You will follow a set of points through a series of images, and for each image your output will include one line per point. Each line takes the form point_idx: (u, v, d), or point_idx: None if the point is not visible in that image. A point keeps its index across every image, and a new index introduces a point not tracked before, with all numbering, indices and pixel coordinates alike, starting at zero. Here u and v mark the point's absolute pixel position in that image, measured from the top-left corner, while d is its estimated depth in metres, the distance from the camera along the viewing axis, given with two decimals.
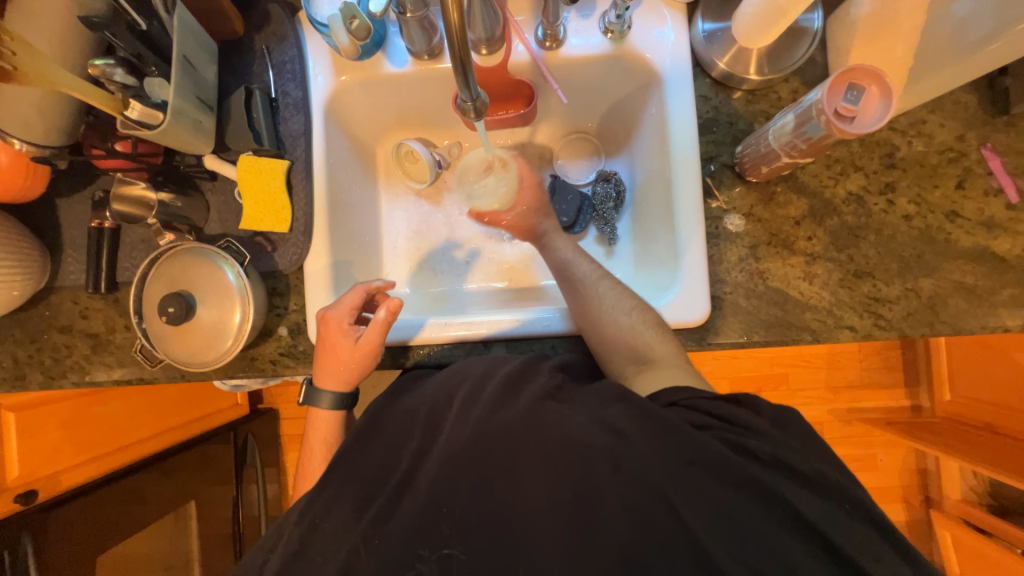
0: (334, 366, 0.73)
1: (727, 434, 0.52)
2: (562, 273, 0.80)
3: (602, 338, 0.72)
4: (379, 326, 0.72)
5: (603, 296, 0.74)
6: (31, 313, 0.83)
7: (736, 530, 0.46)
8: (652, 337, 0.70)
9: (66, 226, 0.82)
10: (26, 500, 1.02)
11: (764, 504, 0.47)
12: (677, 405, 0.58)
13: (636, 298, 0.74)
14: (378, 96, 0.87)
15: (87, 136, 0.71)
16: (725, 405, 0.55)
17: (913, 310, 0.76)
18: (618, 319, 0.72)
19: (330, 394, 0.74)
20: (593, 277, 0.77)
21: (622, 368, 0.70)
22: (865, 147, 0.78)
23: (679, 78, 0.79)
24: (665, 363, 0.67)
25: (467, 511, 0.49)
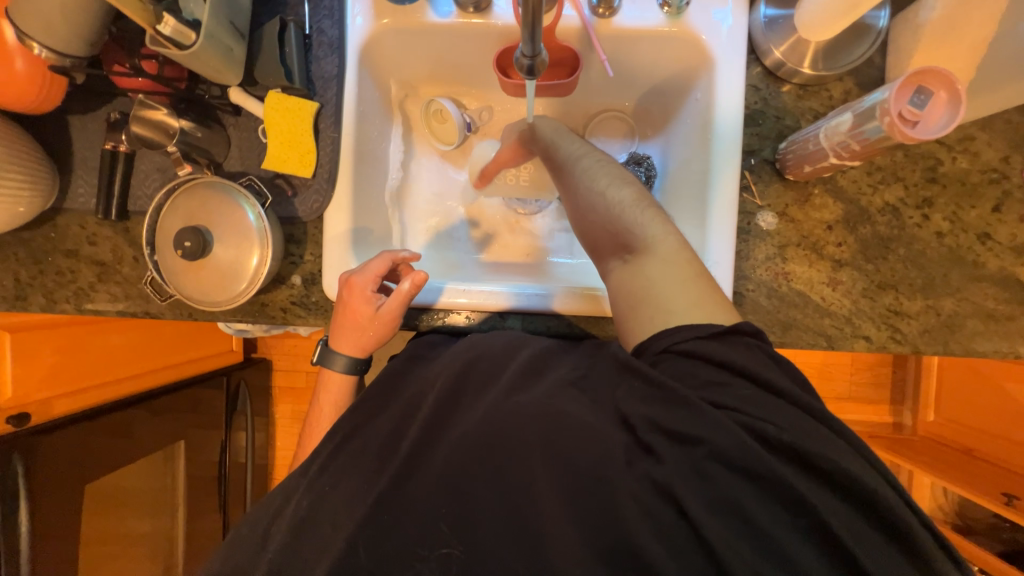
0: (352, 332, 0.72)
1: (741, 414, 0.48)
2: (552, 159, 0.77)
3: (588, 223, 0.70)
4: (402, 296, 0.71)
5: (583, 173, 0.71)
6: (36, 234, 0.80)
7: (750, 534, 0.44)
8: (634, 213, 0.66)
9: (78, 145, 0.78)
10: (19, 423, 1.01)
11: (784, 507, 0.45)
12: (669, 351, 0.55)
13: (618, 172, 0.71)
14: (416, 47, 0.83)
15: (111, 51, 0.68)
16: (716, 346, 0.53)
17: (931, 327, 0.76)
18: (599, 194, 0.69)
19: (343, 359, 0.73)
20: (577, 156, 0.73)
21: (611, 262, 0.67)
22: (908, 158, 0.77)
23: (730, 63, 0.77)
24: (650, 247, 0.63)
25: (478, 488, 0.48)
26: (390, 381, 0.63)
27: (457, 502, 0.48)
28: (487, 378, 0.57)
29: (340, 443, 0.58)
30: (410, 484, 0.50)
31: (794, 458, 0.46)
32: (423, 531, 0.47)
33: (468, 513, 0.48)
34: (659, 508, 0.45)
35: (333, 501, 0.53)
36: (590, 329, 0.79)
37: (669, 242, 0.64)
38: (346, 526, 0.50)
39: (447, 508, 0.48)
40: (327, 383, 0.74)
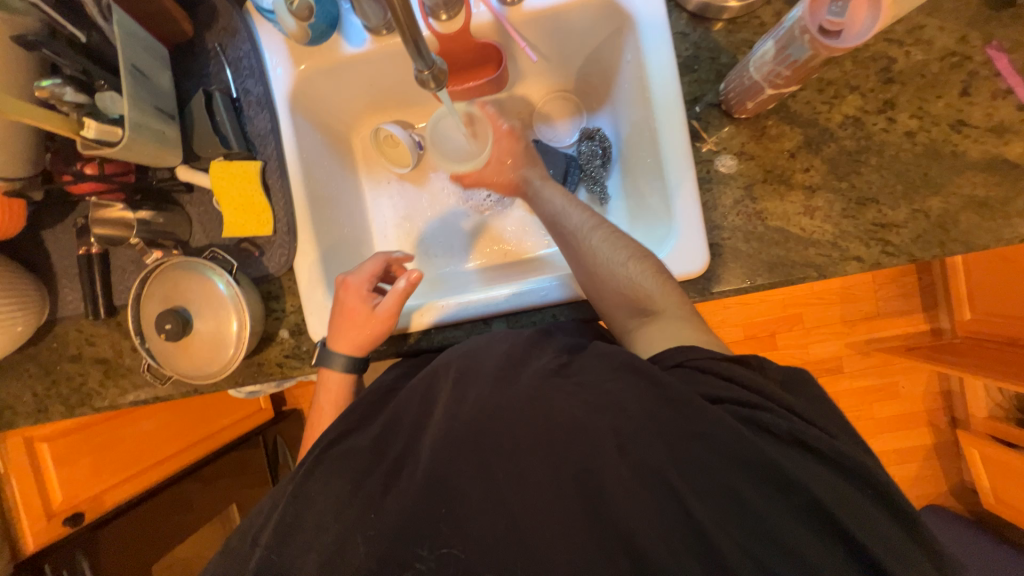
0: (347, 331, 0.73)
1: (738, 407, 0.49)
2: (552, 229, 0.75)
3: (601, 293, 0.69)
4: (397, 295, 0.72)
5: (597, 250, 0.70)
6: (41, 347, 0.84)
7: (737, 497, 0.44)
8: (654, 287, 0.66)
9: (56, 256, 0.82)
10: (75, 523, 1.06)
11: (782, 465, 0.45)
12: (684, 366, 0.55)
13: (633, 246, 0.69)
14: (343, 81, 0.84)
15: (54, 163, 0.72)
16: (728, 365, 0.53)
17: (923, 231, 0.72)
18: (616, 272, 0.67)
19: (341, 358, 0.73)
20: (585, 227, 0.72)
21: (623, 321, 0.69)
22: (859, 64, 0.73)
23: (652, 16, 0.74)
24: (669, 313, 0.64)
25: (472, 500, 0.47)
26: (376, 402, 0.61)
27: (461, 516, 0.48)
28: None
29: (342, 463, 0.54)
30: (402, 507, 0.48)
31: (764, 421, 0.48)
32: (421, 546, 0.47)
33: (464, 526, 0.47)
34: (643, 484, 0.45)
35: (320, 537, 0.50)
36: (577, 313, 0.77)
37: (678, 304, 0.66)
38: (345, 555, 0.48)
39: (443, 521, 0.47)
40: (324, 406, 0.75)
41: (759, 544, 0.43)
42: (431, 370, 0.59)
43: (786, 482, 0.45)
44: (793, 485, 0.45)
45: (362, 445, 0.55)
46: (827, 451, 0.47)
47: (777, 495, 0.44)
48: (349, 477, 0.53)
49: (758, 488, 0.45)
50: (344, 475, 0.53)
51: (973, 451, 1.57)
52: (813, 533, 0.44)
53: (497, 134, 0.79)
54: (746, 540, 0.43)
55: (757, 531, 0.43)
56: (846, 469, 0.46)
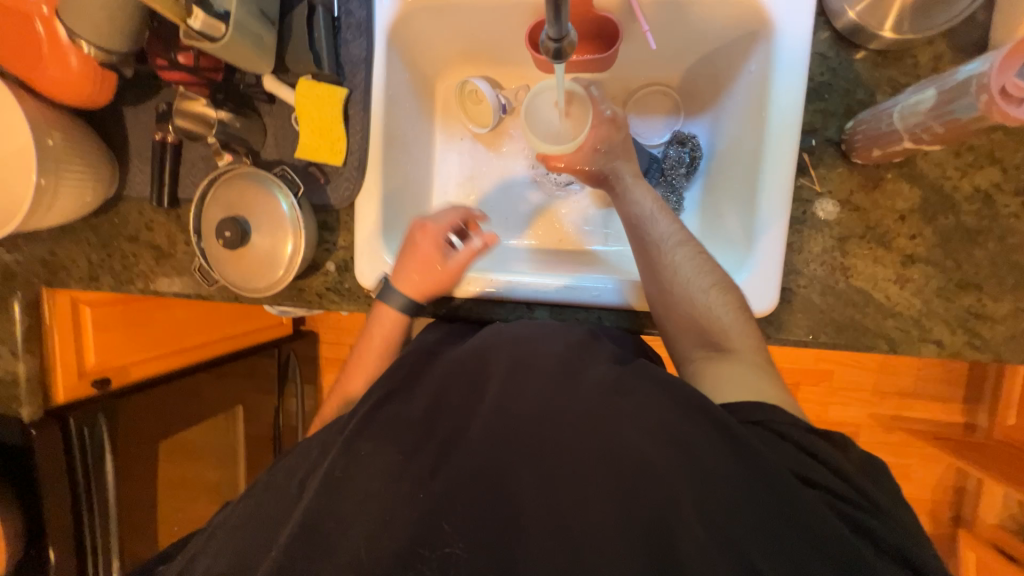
0: (414, 275, 0.73)
1: (833, 498, 0.47)
2: (636, 232, 0.70)
3: (672, 314, 0.66)
4: (472, 252, 0.73)
5: (680, 268, 0.67)
6: (103, 220, 0.87)
7: (766, 559, 0.43)
8: (731, 323, 0.63)
9: (132, 136, 0.83)
10: (101, 387, 1.13)
11: (822, 550, 0.43)
12: (763, 425, 0.52)
13: (719, 275, 0.66)
14: (446, 24, 0.80)
15: (152, 44, 0.70)
16: (810, 436, 0.51)
17: (1018, 333, 0.66)
18: (695, 297, 0.65)
19: (400, 298, 0.73)
20: (673, 242, 0.68)
21: (688, 349, 0.66)
22: (1010, 136, 0.65)
23: (795, 30, 0.67)
24: (743, 355, 0.61)
25: (501, 485, 0.48)
26: (418, 364, 0.60)
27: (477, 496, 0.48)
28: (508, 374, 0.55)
29: (374, 414, 0.54)
30: (432, 474, 0.49)
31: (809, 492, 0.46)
32: (433, 526, 0.47)
33: (484, 508, 0.47)
34: (674, 519, 0.44)
35: (339, 479, 0.50)
36: (623, 322, 0.76)
37: (754, 351, 0.62)
38: (362, 511, 0.49)
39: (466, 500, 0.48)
40: (374, 339, 0.74)
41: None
42: (479, 349, 0.59)
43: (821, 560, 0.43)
44: (827, 564, 0.42)
45: (398, 402, 0.56)
46: (867, 538, 0.44)
47: (809, 571, 0.42)
48: (377, 429, 0.53)
49: (786, 557, 0.43)
50: (369, 425, 0.54)
51: (968, 552, 1.51)
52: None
53: (595, 114, 0.72)
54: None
55: None
56: (881, 565, 0.44)
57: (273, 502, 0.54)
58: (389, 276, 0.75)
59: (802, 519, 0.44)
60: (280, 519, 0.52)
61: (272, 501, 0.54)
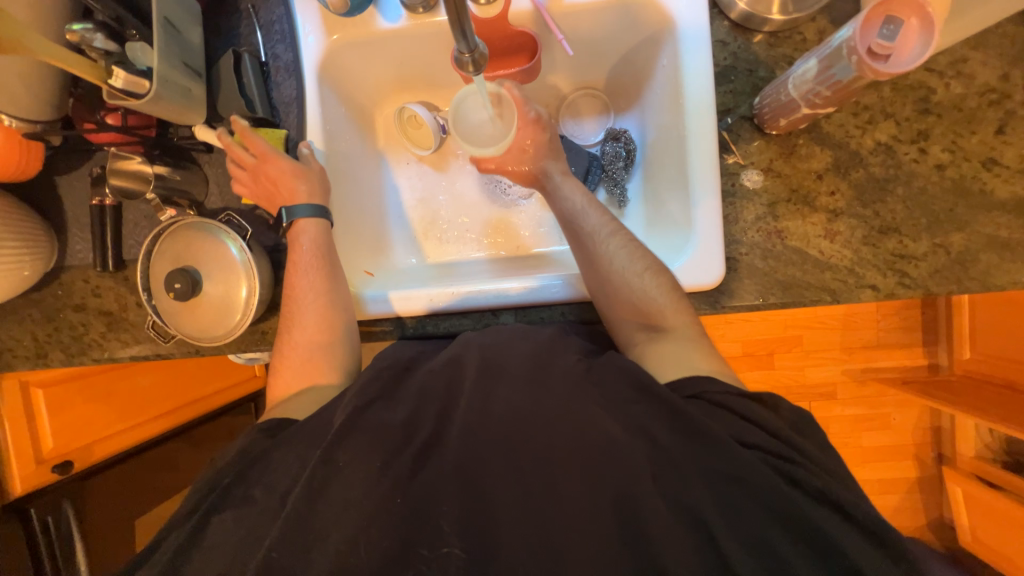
0: (279, 186, 0.73)
1: (770, 458, 0.48)
2: (568, 226, 0.74)
3: (611, 302, 0.69)
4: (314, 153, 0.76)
5: (614, 256, 0.70)
6: (46, 293, 0.84)
7: (732, 500, 0.46)
8: (666, 303, 0.67)
9: (68, 204, 0.81)
10: (63, 471, 1.07)
11: (789, 495, 0.45)
12: (700, 398, 0.55)
13: (650, 259, 0.69)
14: (373, 56, 0.83)
15: (77, 110, 0.71)
16: (745, 403, 0.54)
17: (941, 267, 0.72)
18: (631, 283, 0.68)
19: (306, 204, 0.73)
20: (604, 233, 0.72)
21: (630, 334, 0.69)
22: (897, 92, 0.72)
23: (694, 21, 0.73)
24: (679, 333, 0.65)
25: (485, 479, 0.49)
26: (394, 377, 0.59)
27: (459, 503, 0.48)
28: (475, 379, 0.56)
29: (353, 419, 0.54)
30: (410, 486, 0.50)
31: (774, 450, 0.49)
32: (424, 530, 0.47)
33: (471, 503, 0.48)
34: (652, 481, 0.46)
35: (321, 501, 0.50)
36: (586, 314, 0.78)
37: (689, 326, 0.66)
38: (345, 524, 0.48)
39: (452, 499, 0.48)
40: (296, 292, 0.72)
41: (754, 552, 0.43)
42: (450, 357, 0.60)
43: (788, 496, 0.45)
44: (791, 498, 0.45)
45: (376, 407, 0.56)
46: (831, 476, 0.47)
47: (780, 513, 0.45)
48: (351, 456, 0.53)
49: (757, 505, 0.45)
50: None
51: (955, 488, 1.57)
52: (805, 547, 0.44)
53: (518, 118, 0.76)
54: (743, 547, 0.44)
55: (757, 550, 0.44)
56: (845, 495, 0.46)
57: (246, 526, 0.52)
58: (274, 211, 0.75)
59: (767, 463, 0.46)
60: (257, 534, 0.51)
61: (247, 542, 0.51)
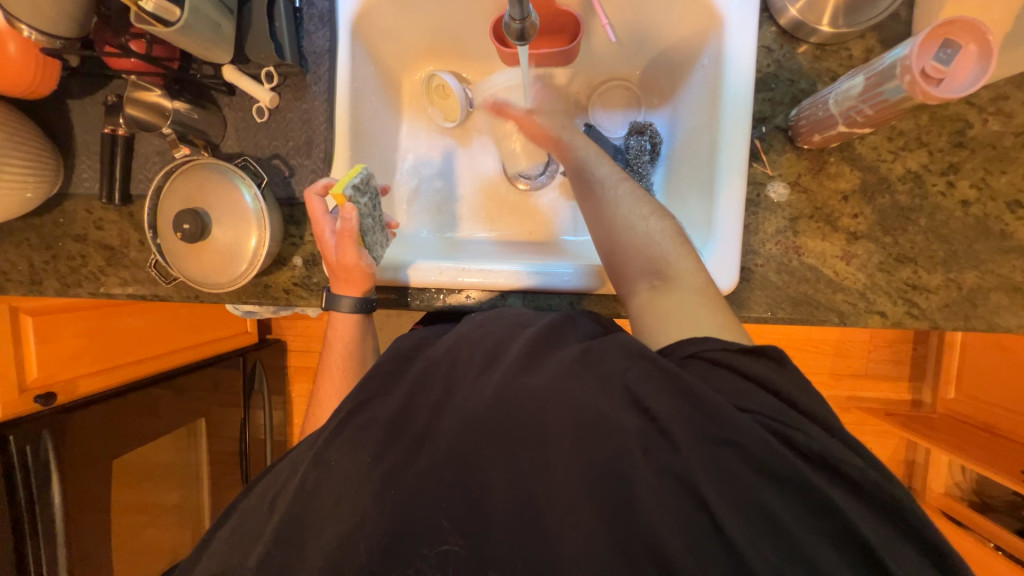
0: (349, 274, 0.71)
1: (774, 422, 0.48)
2: (576, 172, 0.73)
3: (615, 247, 0.67)
4: (348, 238, 0.68)
5: (620, 200, 0.68)
6: (46, 220, 0.81)
7: (745, 500, 0.45)
8: (670, 249, 0.64)
9: (78, 130, 0.78)
10: (46, 402, 1.04)
11: (797, 497, 0.45)
12: (696, 357, 0.54)
13: (656, 204, 0.69)
14: (410, 17, 0.81)
15: (99, 30, 0.67)
16: (746, 359, 0.53)
17: (951, 301, 0.72)
18: (636, 225, 0.66)
19: (346, 301, 0.73)
20: (612, 178, 0.71)
21: (632, 282, 0.65)
22: (934, 121, 0.72)
23: (741, 41, 0.72)
24: (684, 282, 0.62)
25: (487, 466, 0.49)
26: (394, 370, 0.59)
27: (463, 499, 0.48)
28: (487, 359, 0.56)
29: (342, 421, 0.55)
30: (410, 463, 0.50)
31: (777, 418, 0.49)
32: (424, 525, 0.47)
33: (471, 483, 0.48)
34: (653, 479, 0.46)
35: (326, 494, 0.51)
36: (595, 306, 0.78)
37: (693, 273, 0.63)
38: (346, 503, 0.49)
39: (454, 487, 0.48)
40: (336, 340, 0.75)
41: (757, 540, 0.44)
42: (451, 342, 0.60)
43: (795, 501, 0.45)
44: (797, 491, 0.45)
45: (372, 404, 0.56)
46: (839, 474, 0.46)
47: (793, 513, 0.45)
48: (345, 443, 0.54)
49: (770, 507, 0.45)
50: (357, 442, 0.53)
51: None
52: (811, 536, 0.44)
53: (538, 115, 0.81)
54: (746, 532, 0.44)
55: (767, 549, 0.43)
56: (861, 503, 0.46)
57: (257, 524, 0.54)
58: (331, 283, 0.75)
59: (778, 462, 0.46)
60: (255, 533, 0.53)
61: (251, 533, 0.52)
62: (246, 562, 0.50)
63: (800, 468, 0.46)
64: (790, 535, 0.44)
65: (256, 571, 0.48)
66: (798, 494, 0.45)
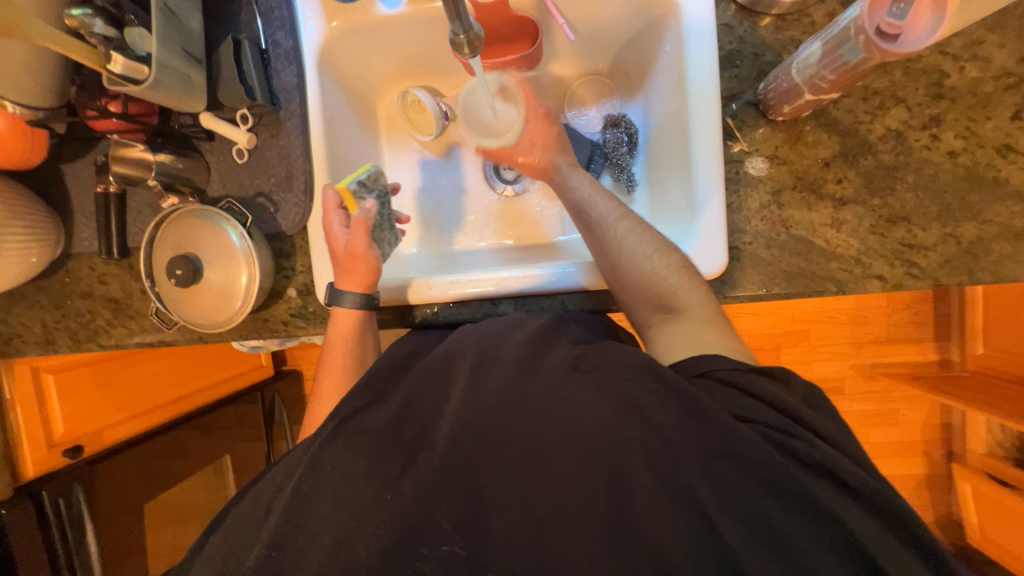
0: (354, 264, 0.72)
1: (774, 432, 0.48)
2: (577, 212, 0.74)
3: (625, 287, 0.69)
4: (361, 224, 0.72)
5: (623, 240, 0.69)
6: (53, 281, 0.85)
7: (734, 492, 0.45)
8: (679, 283, 0.66)
9: (74, 193, 0.82)
10: (74, 455, 1.07)
11: (787, 499, 0.45)
12: (707, 376, 0.55)
13: (660, 240, 0.69)
14: (374, 43, 0.83)
15: (81, 98, 0.69)
16: (754, 378, 0.53)
17: (951, 256, 0.70)
18: (641, 264, 0.67)
19: (348, 297, 0.72)
20: (612, 217, 0.71)
21: (645, 316, 0.69)
22: (908, 76, 0.70)
23: (699, 21, 0.72)
24: (694, 311, 0.65)
25: (480, 473, 0.49)
26: (391, 376, 0.59)
27: (457, 505, 0.48)
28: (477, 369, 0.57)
29: (339, 423, 0.54)
30: (406, 476, 0.50)
31: (775, 426, 0.49)
32: (423, 533, 0.48)
33: (466, 492, 0.49)
34: (648, 479, 0.46)
35: (327, 503, 0.51)
36: (587, 303, 0.78)
37: (700, 297, 0.66)
38: (343, 520, 0.50)
39: (450, 499, 0.48)
40: (336, 341, 0.73)
41: (751, 543, 0.44)
42: (446, 350, 0.60)
43: (786, 496, 0.45)
44: (792, 496, 0.45)
45: (365, 411, 0.56)
46: (832, 475, 0.46)
47: (785, 515, 0.45)
48: (345, 453, 0.53)
49: (763, 510, 0.45)
50: (355, 456, 0.52)
51: (966, 485, 1.54)
52: (807, 538, 0.44)
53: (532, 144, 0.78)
54: (740, 536, 0.44)
55: (761, 552, 0.43)
56: (850, 494, 0.46)
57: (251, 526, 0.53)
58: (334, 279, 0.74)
59: (765, 459, 0.45)
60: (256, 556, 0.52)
61: (246, 550, 0.52)
62: (245, 563, 0.50)
63: (786, 468, 0.45)
64: (784, 541, 0.44)
65: (255, 570, 0.48)
66: (785, 495, 0.45)
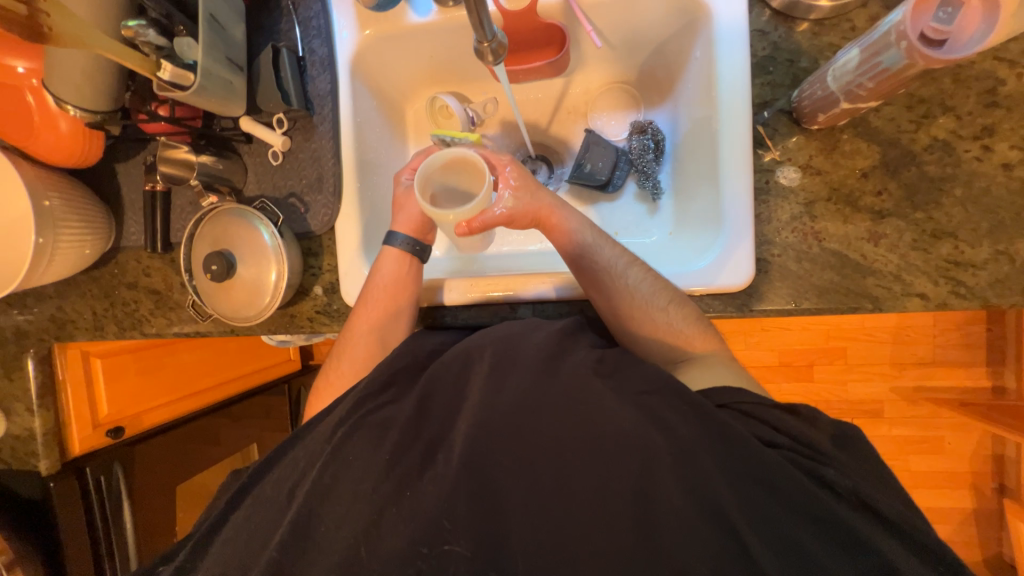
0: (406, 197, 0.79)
1: (801, 458, 0.47)
2: (580, 263, 0.70)
3: (636, 338, 0.69)
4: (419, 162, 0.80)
5: (636, 290, 0.68)
6: (104, 272, 0.91)
7: (765, 516, 0.45)
8: (692, 335, 0.67)
9: (125, 190, 0.88)
10: (116, 435, 1.13)
11: (817, 523, 0.44)
12: (729, 408, 0.53)
13: (673, 290, 0.69)
14: (404, 50, 0.85)
15: (133, 102, 0.77)
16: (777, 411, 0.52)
17: (1004, 275, 0.65)
18: (656, 317, 0.67)
19: (398, 237, 0.78)
20: (624, 267, 0.70)
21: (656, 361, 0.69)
22: (959, 82, 0.66)
23: (731, 26, 0.70)
24: (705, 359, 0.66)
25: (489, 477, 0.49)
26: (406, 377, 0.60)
27: (464, 508, 0.49)
28: None
29: (355, 420, 0.56)
30: (418, 476, 0.51)
31: (802, 451, 0.48)
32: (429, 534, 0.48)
33: (473, 496, 0.49)
34: (675, 493, 0.45)
35: (336, 495, 0.52)
36: None
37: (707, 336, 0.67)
38: (353, 514, 0.51)
39: (457, 503, 0.49)
40: (378, 284, 0.76)
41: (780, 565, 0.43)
42: (465, 347, 0.59)
43: (816, 518, 0.44)
44: (826, 526, 0.44)
45: (380, 410, 0.57)
46: (865, 505, 0.45)
47: (818, 543, 0.44)
48: (360, 450, 0.54)
49: (797, 536, 0.44)
50: (368, 453, 0.54)
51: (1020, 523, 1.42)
52: (836, 562, 0.43)
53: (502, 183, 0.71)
54: (771, 559, 0.43)
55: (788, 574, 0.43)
56: (879, 521, 0.45)
57: (269, 522, 0.55)
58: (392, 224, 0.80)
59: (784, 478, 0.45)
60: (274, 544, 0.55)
61: (264, 537, 0.54)
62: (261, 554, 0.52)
63: (811, 491, 0.45)
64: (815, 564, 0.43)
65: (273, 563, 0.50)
66: (820, 520, 0.44)
